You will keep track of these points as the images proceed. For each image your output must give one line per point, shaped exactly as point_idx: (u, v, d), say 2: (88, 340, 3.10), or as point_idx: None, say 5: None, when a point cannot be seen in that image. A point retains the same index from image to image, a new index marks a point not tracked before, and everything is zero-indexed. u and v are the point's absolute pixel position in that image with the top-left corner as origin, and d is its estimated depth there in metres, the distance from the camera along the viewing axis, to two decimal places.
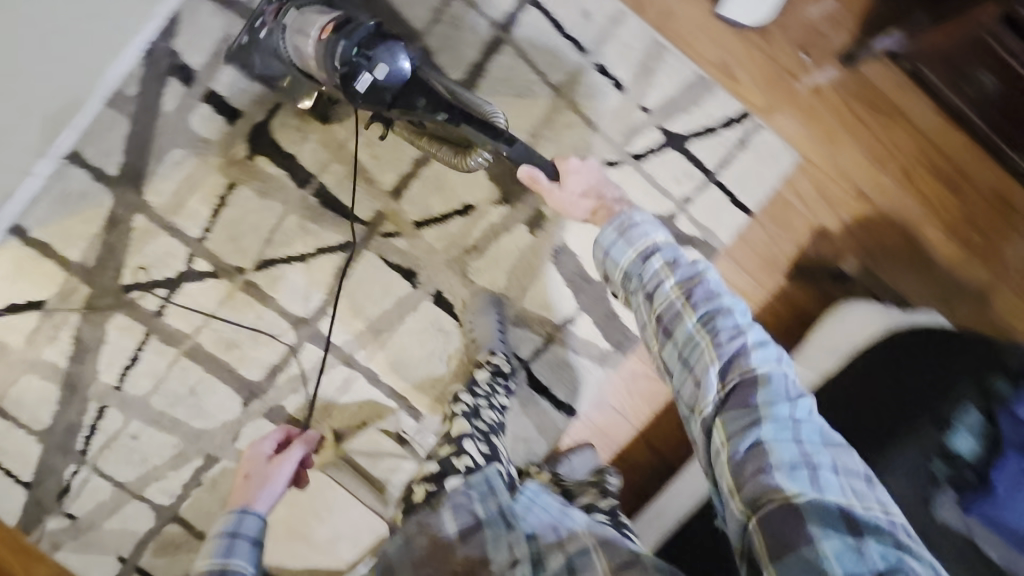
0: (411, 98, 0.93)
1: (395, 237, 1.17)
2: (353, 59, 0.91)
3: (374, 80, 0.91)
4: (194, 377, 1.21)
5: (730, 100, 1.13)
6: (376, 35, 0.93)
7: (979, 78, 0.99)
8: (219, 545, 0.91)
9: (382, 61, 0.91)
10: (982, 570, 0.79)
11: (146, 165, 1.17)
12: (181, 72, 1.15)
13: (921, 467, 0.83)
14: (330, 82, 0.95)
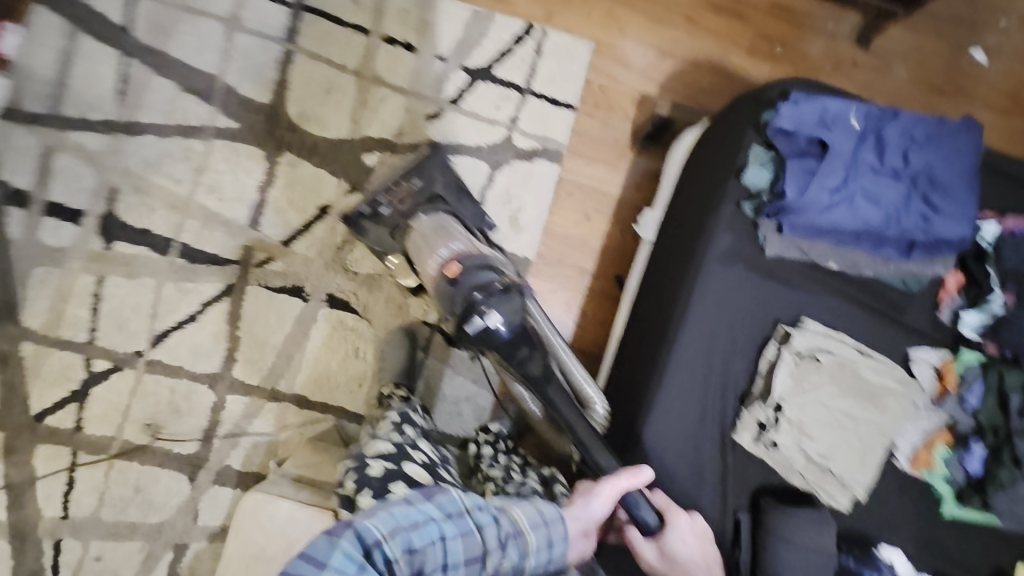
0: (518, 352, 0.83)
1: (269, 262, 1.20)
2: (468, 303, 0.82)
3: (485, 327, 0.81)
4: (134, 475, 1.19)
5: (511, 20, 1.21)
6: (506, 290, 0.84)
7: None
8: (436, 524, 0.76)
9: (497, 309, 0.81)
10: (825, 276, 0.89)
11: (14, 294, 1.19)
12: (15, 197, 1.19)
13: (736, 216, 0.87)
14: (444, 304, 0.86)
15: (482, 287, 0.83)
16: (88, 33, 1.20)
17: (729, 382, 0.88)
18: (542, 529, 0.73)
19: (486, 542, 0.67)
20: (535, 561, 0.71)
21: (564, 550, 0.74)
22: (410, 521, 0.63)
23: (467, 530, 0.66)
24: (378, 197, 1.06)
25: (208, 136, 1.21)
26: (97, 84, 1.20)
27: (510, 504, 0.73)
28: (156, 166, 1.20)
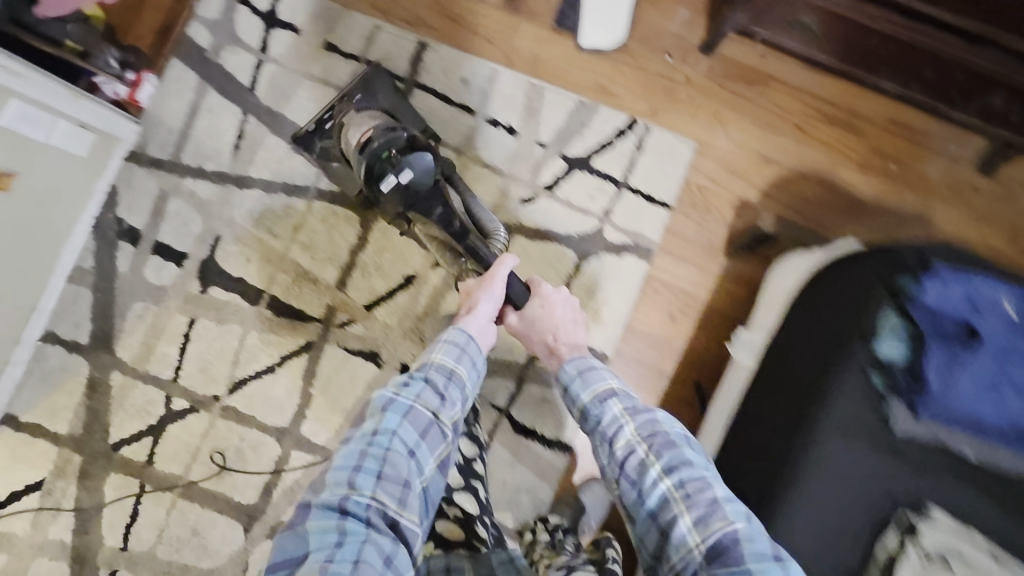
0: (426, 204, 1.09)
1: (350, 325, 1.22)
2: (381, 163, 1.04)
3: (398, 181, 1.03)
4: (194, 517, 1.22)
5: (616, 113, 1.21)
6: (413, 146, 1.08)
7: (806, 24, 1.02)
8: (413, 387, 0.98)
9: (407, 167, 1.03)
10: (961, 466, 0.84)
11: (113, 326, 1.25)
12: (127, 235, 1.26)
13: (864, 385, 0.85)
14: (358, 170, 1.07)
15: (393, 151, 1.05)
16: (215, 89, 1.29)
17: (842, 561, 0.84)
18: (463, 356, 0.97)
19: (429, 403, 0.89)
20: (464, 369, 0.96)
21: (481, 360, 1.01)
22: (358, 453, 0.81)
23: (410, 408, 0.87)
24: (324, 115, 1.23)
25: (309, 196, 1.25)
26: (217, 137, 1.28)
27: (429, 353, 0.98)
28: (257, 218, 1.26)
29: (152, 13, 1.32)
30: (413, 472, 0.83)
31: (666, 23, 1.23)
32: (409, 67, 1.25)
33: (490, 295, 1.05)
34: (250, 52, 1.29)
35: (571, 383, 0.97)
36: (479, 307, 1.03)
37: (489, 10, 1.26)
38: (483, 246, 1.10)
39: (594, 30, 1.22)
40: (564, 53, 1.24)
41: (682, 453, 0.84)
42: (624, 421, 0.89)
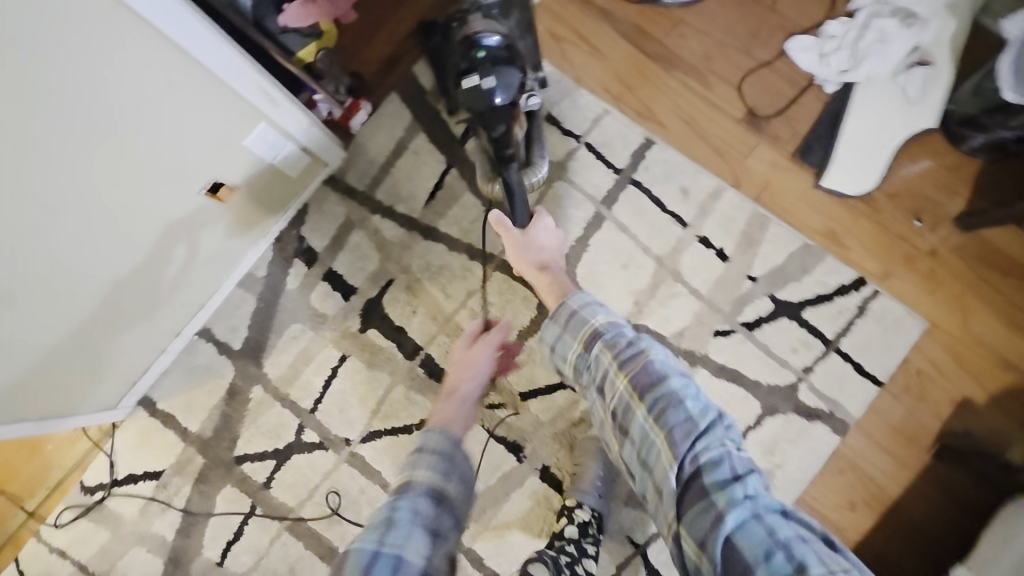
0: (493, 118, 0.95)
1: (500, 409, 1.15)
2: (475, 60, 0.92)
3: (478, 85, 0.92)
4: (294, 555, 1.18)
5: (842, 267, 1.11)
6: (512, 56, 0.94)
7: None
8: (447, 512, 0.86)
9: (494, 77, 0.92)
10: None
11: (267, 339, 1.24)
12: (305, 254, 1.25)
13: None
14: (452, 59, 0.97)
15: (490, 56, 0.92)
16: (427, 133, 1.26)
17: None
18: (450, 473, 0.84)
19: (420, 550, 0.75)
20: (451, 486, 0.83)
21: (472, 467, 0.88)
22: None
23: (399, 565, 0.72)
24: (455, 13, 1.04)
25: (492, 264, 1.21)
26: (415, 181, 1.25)
27: (410, 470, 0.83)
28: (433, 272, 1.22)
29: (384, 43, 1.31)
30: None
31: (923, 183, 1.12)
32: (629, 160, 1.19)
33: (474, 375, 1.03)
34: None
35: (558, 338, 0.89)
36: (461, 387, 1.00)
37: (729, 123, 1.19)
38: (516, 177, 1.05)
39: (843, 172, 1.13)
40: (798, 187, 1.15)
41: (668, 389, 0.77)
42: (608, 363, 0.82)
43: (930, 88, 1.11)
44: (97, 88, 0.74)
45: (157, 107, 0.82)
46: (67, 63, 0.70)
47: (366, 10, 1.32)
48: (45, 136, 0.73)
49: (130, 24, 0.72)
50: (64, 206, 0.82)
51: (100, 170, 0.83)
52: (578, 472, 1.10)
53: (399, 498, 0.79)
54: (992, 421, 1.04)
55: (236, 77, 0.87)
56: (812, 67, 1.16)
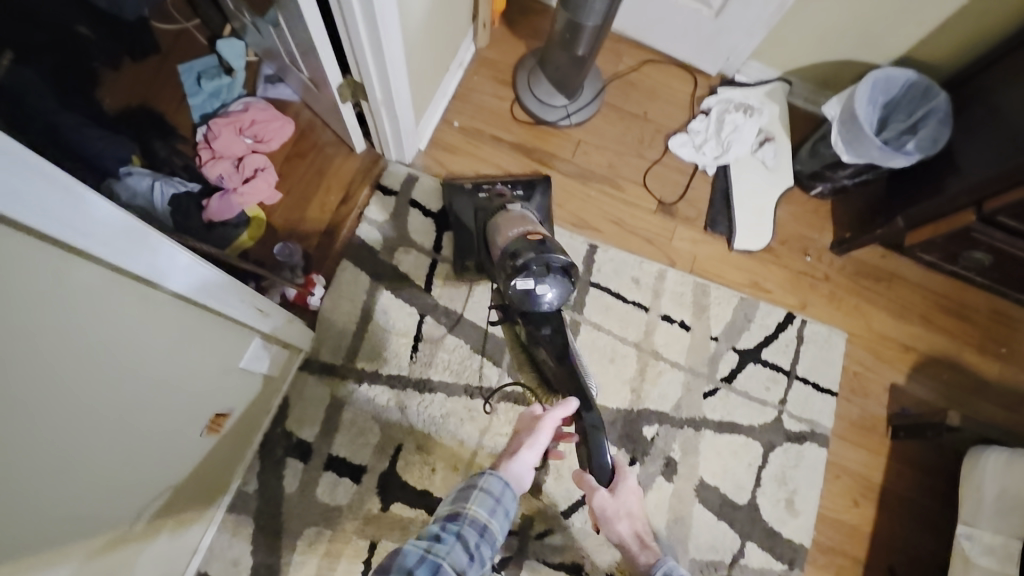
0: (539, 318, 1.02)
1: (549, 535, 1.17)
2: (528, 262, 1.00)
3: (534, 288, 0.99)
4: None
5: (774, 308, 1.34)
6: (567, 271, 1.02)
7: (974, 256, 1.18)
8: (484, 501, 0.82)
9: (551, 286, 0.99)
10: None
11: (279, 557, 1.11)
12: (298, 449, 1.16)
13: None
14: (500, 260, 1.06)
15: (546, 263, 1.00)
16: (389, 290, 1.28)
17: None
18: (500, 509, 0.82)
19: (459, 562, 0.74)
20: (499, 527, 0.81)
21: (516, 507, 0.86)
22: None
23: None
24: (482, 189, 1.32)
25: (493, 397, 1.24)
26: (393, 339, 1.25)
27: (461, 500, 0.81)
28: (440, 423, 1.21)
29: (318, 213, 1.32)
30: None
31: (800, 226, 1.42)
32: (583, 267, 1.33)
33: (535, 445, 0.90)
34: (424, 253, 1.31)
35: None
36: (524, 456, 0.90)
37: (649, 215, 1.39)
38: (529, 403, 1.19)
39: (747, 234, 1.38)
40: (718, 253, 1.38)
41: None
42: None
43: (781, 156, 1.42)
44: (143, 377, 0.71)
45: (172, 366, 0.77)
46: (106, 355, 0.62)
47: (287, 186, 1.33)
48: (99, 445, 0.67)
49: (167, 303, 0.71)
50: (99, 506, 0.72)
51: (127, 455, 0.74)
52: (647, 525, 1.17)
53: (450, 522, 0.79)
54: (914, 394, 1.33)
55: (239, 308, 0.86)
56: (694, 158, 1.43)
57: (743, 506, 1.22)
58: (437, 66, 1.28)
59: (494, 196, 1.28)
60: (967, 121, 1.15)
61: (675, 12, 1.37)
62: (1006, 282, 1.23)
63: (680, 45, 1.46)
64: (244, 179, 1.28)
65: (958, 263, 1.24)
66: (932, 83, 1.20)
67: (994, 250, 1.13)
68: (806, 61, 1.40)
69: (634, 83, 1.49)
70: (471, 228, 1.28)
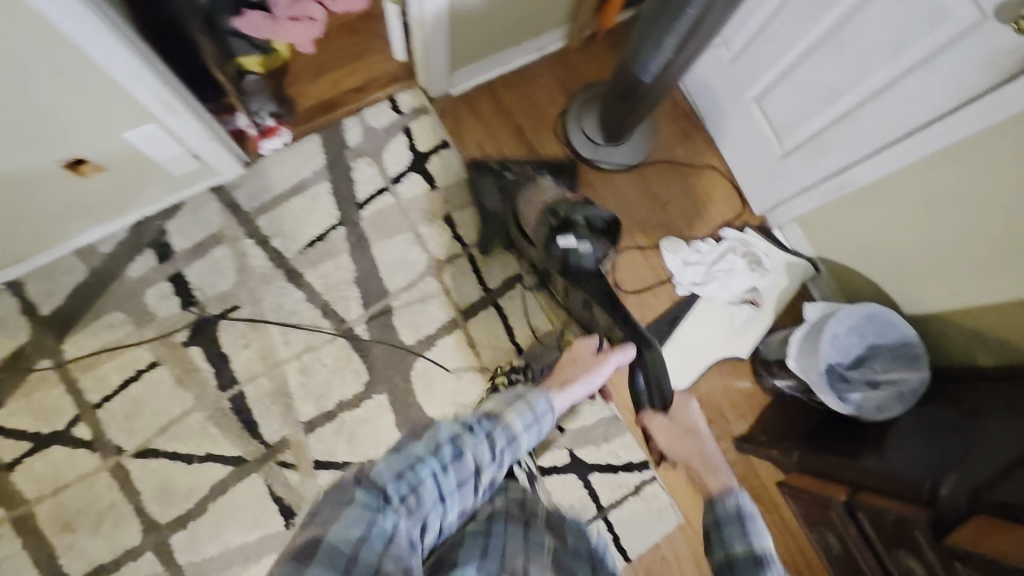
0: (581, 278, 1.09)
1: (289, 469, 1.17)
2: (573, 217, 1.13)
3: (575, 244, 1.10)
4: (4, 551, 1.08)
5: (636, 447, 1.25)
6: (606, 228, 1.16)
7: (826, 539, 1.00)
8: (519, 412, 0.76)
9: (590, 244, 1.12)
10: None
11: (81, 316, 1.18)
12: (160, 248, 1.21)
13: None
14: (536, 224, 1.15)
15: (589, 225, 1.14)
16: (330, 184, 1.29)
17: None
18: (534, 428, 0.78)
19: (479, 458, 0.71)
20: (528, 442, 0.77)
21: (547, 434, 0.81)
22: (397, 470, 0.66)
23: (417, 487, 0.66)
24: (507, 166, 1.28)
25: (339, 328, 1.23)
26: (302, 223, 1.26)
27: (506, 403, 0.78)
28: (281, 316, 1.22)
29: (327, 85, 1.34)
30: (434, 519, 0.67)
31: (722, 397, 1.30)
32: (501, 285, 1.29)
33: (587, 384, 0.92)
34: (382, 176, 1.31)
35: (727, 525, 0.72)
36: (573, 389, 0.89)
37: None
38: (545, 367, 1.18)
39: (666, 366, 1.28)
40: None
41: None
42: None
43: (753, 325, 1.30)
44: None
45: (42, 96, 0.82)
46: None
47: (326, 50, 1.36)
48: None
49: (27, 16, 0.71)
50: None
51: None
52: None
53: (487, 419, 0.75)
54: None
55: (132, 82, 0.87)
56: (675, 268, 1.32)
57: None
58: (502, 30, 1.27)
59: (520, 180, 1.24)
60: (924, 416, 1.01)
61: (748, 128, 1.28)
62: None
63: (742, 166, 1.35)
64: (287, 13, 1.21)
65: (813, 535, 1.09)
66: (923, 352, 1.08)
67: (840, 544, 0.96)
68: (842, 258, 1.25)
69: (679, 170, 1.40)
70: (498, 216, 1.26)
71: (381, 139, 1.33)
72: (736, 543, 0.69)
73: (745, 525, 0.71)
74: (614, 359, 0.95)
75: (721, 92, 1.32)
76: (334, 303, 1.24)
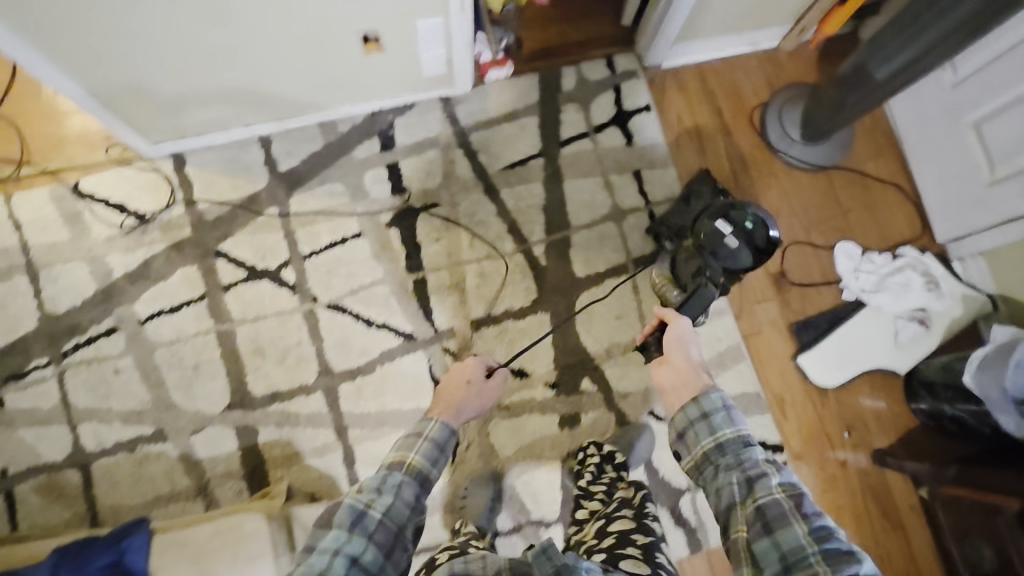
0: (715, 267, 1.02)
1: (451, 356, 1.26)
2: (748, 211, 1.02)
3: (725, 231, 1.01)
4: (205, 356, 1.24)
5: (772, 428, 1.26)
6: (771, 244, 1.01)
7: (981, 549, 1.01)
8: (421, 448, 0.86)
9: (737, 242, 1.01)
10: None
11: (309, 179, 1.34)
12: (386, 139, 1.37)
13: None
14: (715, 202, 1.08)
15: (759, 232, 1.01)
16: (539, 119, 1.40)
17: None
18: (439, 458, 0.87)
19: (409, 496, 0.80)
20: (435, 475, 0.86)
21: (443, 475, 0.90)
22: (329, 548, 0.71)
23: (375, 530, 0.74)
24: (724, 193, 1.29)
25: (520, 246, 1.33)
26: (508, 147, 1.38)
27: (403, 452, 0.85)
28: (471, 223, 1.34)
29: (553, 35, 1.46)
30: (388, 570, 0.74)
31: (868, 408, 1.28)
32: None
33: (482, 400, 1.06)
34: (586, 122, 1.41)
35: (713, 415, 0.84)
36: (463, 411, 1.00)
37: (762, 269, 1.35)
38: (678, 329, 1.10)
39: (819, 360, 1.29)
40: (782, 350, 1.31)
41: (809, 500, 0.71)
42: (768, 470, 0.75)
43: (918, 344, 1.28)
44: None
45: None
46: None
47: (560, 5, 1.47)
48: None
49: None
50: None
51: None
52: (468, 501, 1.16)
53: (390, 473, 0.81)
54: None
55: None
56: (845, 273, 1.33)
57: None
58: (735, 14, 1.34)
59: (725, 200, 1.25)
60: None
61: (956, 152, 1.28)
62: None
63: (936, 190, 1.35)
64: None
65: (958, 551, 1.08)
66: None
67: (1001, 553, 0.97)
68: None
69: (868, 183, 1.40)
70: (687, 213, 1.27)
71: (593, 91, 1.43)
72: (725, 428, 0.82)
73: (730, 416, 0.83)
74: (497, 384, 1.10)
75: (931, 114, 1.33)
76: (521, 222, 1.34)
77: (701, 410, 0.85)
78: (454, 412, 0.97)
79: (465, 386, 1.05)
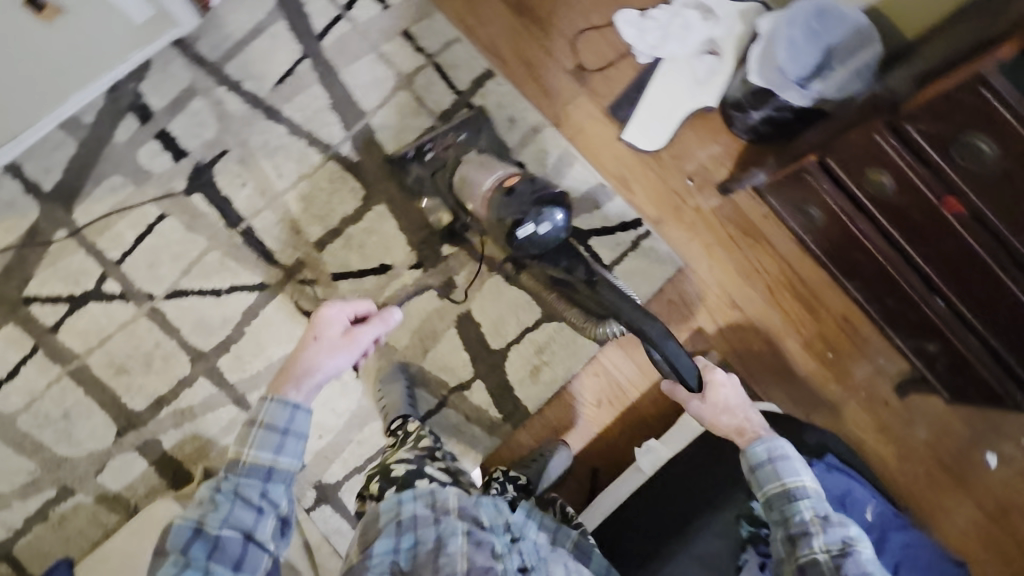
0: (554, 256, 0.97)
1: (310, 285, 1.24)
2: (528, 209, 0.94)
3: (535, 232, 0.92)
4: (71, 400, 1.17)
5: (626, 208, 1.33)
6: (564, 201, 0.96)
7: (810, 212, 1.12)
8: (265, 437, 0.87)
9: (550, 224, 0.93)
10: None
11: (82, 185, 1.23)
12: (140, 111, 1.25)
13: (731, 529, 0.95)
14: (494, 210, 0.98)
15: (545, 201, 0.94)
16: (286, 21, 1.31)
17: None
18: (286, 440, 0.87)
19: (244, 522, 0.80)
20: (287, 458, 0.87)
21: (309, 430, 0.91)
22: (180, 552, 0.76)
23: (218, 541, 0.78)
24: (426, 146, 1.24)
25: (327, 154, 1.28)
26: (267, 63, 1.30)
27: (244, 449, 0.86)
28: (269, 154, 1.27)
29: None
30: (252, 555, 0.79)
31: (700, 152, 1.35)
32: (469, 86, 1.33)
33: (349, 353, 1.02)
34: (333, 5, 1.33)
35: (759, 467, 0.87)
36: (313, 377, 0.97)
37: (559, 72, 1.36)
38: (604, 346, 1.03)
39: (641, 129, 1.33)
40: (607, 137, 1.35)
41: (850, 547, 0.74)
42: (812, 530, 0.77)
43: (718, 73, 1.33)
44: None
45: None
46: None
47: None
48: None
49: None
50: None
51: None
52: (386, 400, 1.18)
53: (226, 480, 0.83)
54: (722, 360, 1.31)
55: None
56: (633, 39, 1.35)
57: (494, 351, 1.25)
58: None
59: (446, 152, 1.21)
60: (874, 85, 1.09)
61: None
62: (837, 259, 1.16)
63: None
64: None
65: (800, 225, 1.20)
66: (874, 33, 1.12)
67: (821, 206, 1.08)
68: None
69: None
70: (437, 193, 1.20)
71: None
72: (772, 483, 0.85)
73: (778, 465, 0.85)
74: (364, 334, 1.04)
75: None
76: (316, 130, 1.29)
77: (767, 498, 0.85)
78: (297, 383, 0.96)
79: (314, 340, 1.02)
